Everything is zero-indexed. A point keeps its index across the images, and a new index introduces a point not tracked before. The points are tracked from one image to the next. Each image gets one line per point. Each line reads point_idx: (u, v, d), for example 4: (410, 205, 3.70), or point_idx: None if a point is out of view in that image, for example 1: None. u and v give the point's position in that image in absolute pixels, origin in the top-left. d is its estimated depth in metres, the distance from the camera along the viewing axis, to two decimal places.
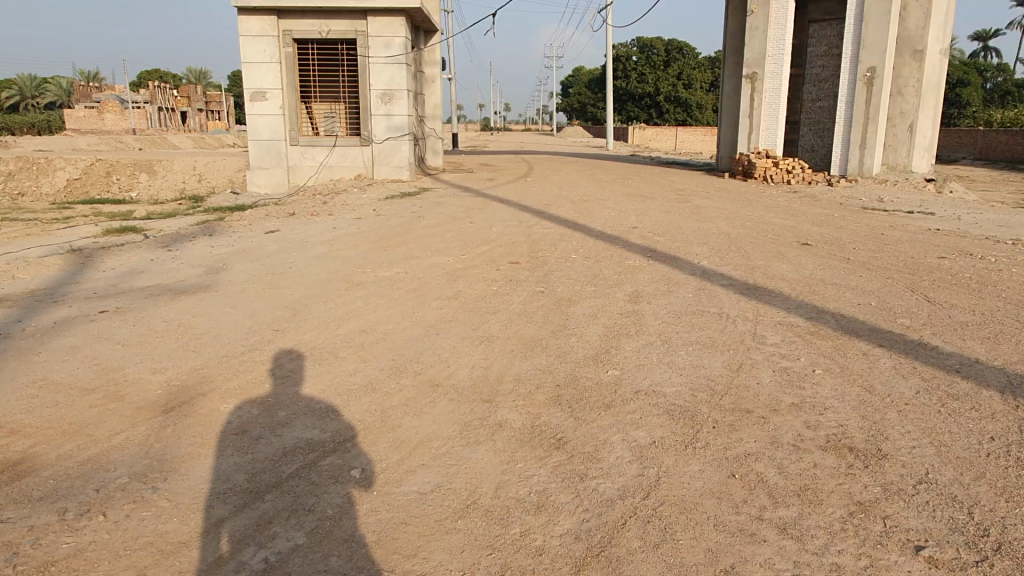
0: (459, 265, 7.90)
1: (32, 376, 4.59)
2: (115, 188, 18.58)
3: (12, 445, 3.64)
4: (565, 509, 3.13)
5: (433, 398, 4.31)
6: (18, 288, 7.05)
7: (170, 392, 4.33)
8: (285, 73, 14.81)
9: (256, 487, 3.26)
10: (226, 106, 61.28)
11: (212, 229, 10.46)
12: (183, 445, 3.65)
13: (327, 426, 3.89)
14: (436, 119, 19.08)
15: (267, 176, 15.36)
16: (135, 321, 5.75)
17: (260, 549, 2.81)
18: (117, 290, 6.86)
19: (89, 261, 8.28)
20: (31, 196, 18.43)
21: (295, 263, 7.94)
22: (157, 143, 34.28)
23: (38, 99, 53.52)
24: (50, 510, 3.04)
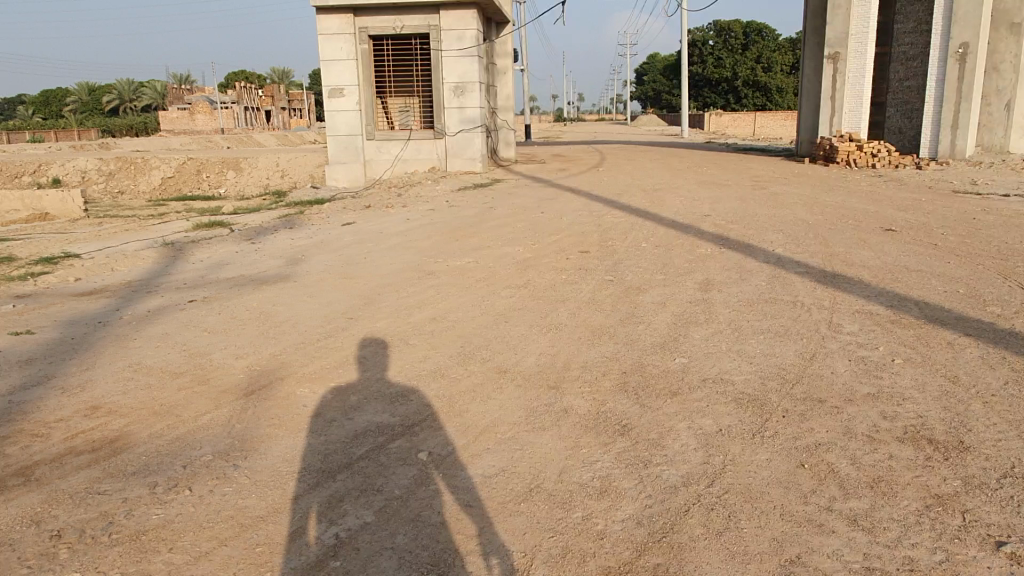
0: (530, 255, 7.94)
1: (128, 360, 4.91)
2: (205, 185, 19.49)
3: (110, 424, 3.92)
4: (628, 495, 3.14)
5: (500, 384, 4.38)
6: (117, 280, 7.52)
7: (252, 376, 4.56)
8: (362, 69, 15.18)
9: (329, 466, 3.40)
10: (308, 104, 63.14)
11: (293, 222, 10.84)
12: (262, 426, 3.83)
13: (397, 410, 4.01)
14: (508, 111, 19.18)
15: (345, 171, 15.83)
16: (220, 310, 6.05)
17: (331, 525, 2.93)
18: (206, 281, 7.24)
19: (180, 255, 8.75)
20: (130, 194, 19.54)
21: (370, 254, 8.17)
22: (244, 141, 35.99)
23: (135, 103, 56.33)
24: (142, 484, 3.26)
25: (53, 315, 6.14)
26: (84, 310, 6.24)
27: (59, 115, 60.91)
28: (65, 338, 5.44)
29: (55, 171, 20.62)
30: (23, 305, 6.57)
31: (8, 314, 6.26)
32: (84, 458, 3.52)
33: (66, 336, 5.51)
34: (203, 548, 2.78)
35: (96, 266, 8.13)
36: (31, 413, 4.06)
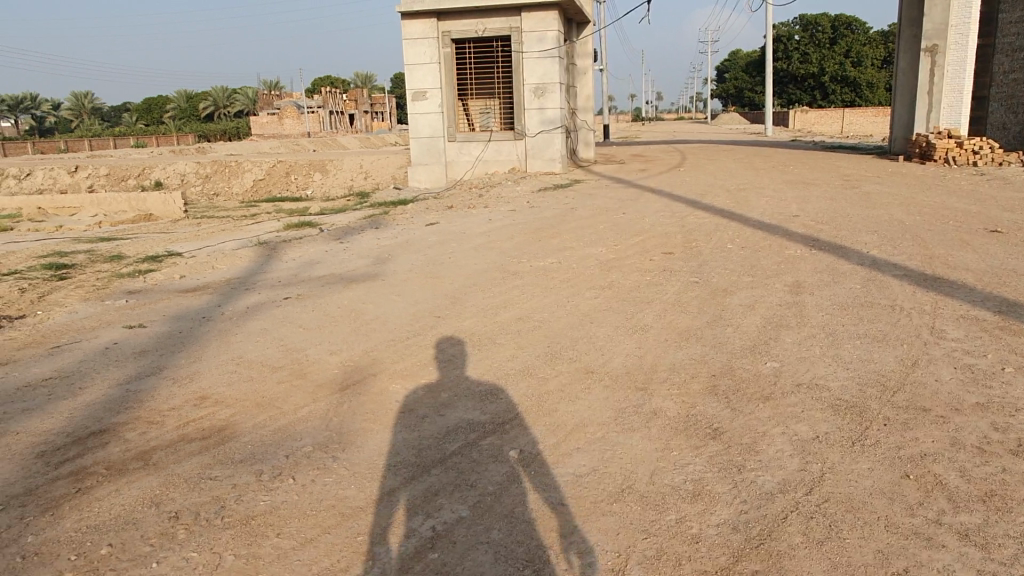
0: (613, 256, 7.92)
1: (231, 354, 5.17)
2: (293, 187, 20.22)
3: (217, 413, 4.14)
4: (722, 499, 3.09)
5: (588, 385, 4.39)
6: (217, 277, 7.92)
7: (346, 371, 4.72)
8: (444, 73, 15.44)
9: (423, 461, 3.49)
10: (390, 106, 64.60)
11: (379, 223, 11.11)
12: (358, 420, 3.97)
13: (487, 408, 4.08)
14: (588, 111, 19.13)
15: (427, 173, 16.17)
16: (313, 307, 6.28)
17: (428, 518, 3.01)
18: (299, 279, 7.52)
19: (273, 254, 9.12)
20: (225, 196, 20.47)
21: (455, 254, 8.31)
22: (329, 145, 37.07)
23: (228, 108, 58.92)
24: (248, 471, 3.43)
25: (162, 310, 6.52)
26: (189, 306, 6.61)
27: (159, 121, 64.42)
28: (174, 332, 5.77)
29: (156, 174, 21.82)
30: (134, 300, 7.00)
31: (121, 309, 6.68)
32: (195, 445, 3.73)
33: (174, 330, 5.84)
34: (308, 535, 2.90)
35: (199, 264, 8.56)
36: (146, 401, 4.33)
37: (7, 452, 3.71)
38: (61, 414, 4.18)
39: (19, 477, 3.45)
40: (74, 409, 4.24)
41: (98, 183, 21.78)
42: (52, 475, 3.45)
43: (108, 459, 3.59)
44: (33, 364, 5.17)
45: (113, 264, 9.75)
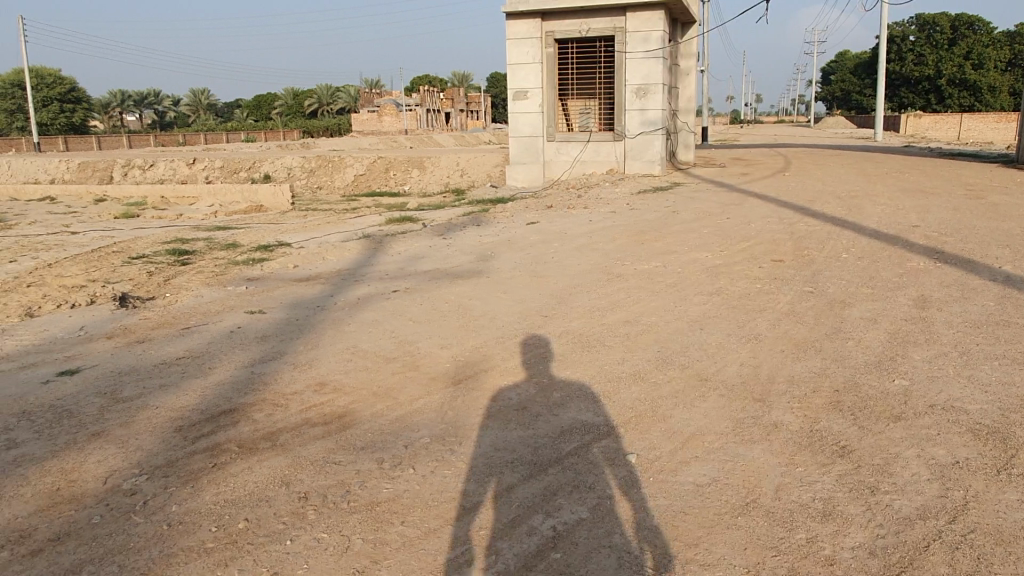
0: (720, 261, 7.71)
1: (347, 342, 5.34)
2: (392, 183, 20.73)
3: (337, 400, 4.28)
4: (855, 522, 2.94)
5: (702, 392, 4.28)
6: (328, 268, 8.20)
7: (458, 366, 4.79)
8: (546, 73, 15.46)
9: (540, 460, 3.49)
10: (485, 105, 65.28)
11: (479, 220, 11.24)
12: (473, 415, 4.01)
13: (601, 410, 4.05)
14: (689, 113, 18.73)
15: (525, 172, 16.26)
16: (421, 301, 6.41)
17: (548, 517, 3.00)
18: (406, 273, 7.70)
19: (379, 247, 9.36)
20: (328, 190, 21.21)
21: (557, 254, 8.30)
22: (427, 142, 37.80)
23: (331, 105, 61.08)
24: (370, 458, 3.53)
25: (279, 298, 6.81)
26: (304, 294, 6.88)
27: (266, 117, 67.40)
28: (292, 319, 6.02)
29: (266, 168, 22.83)
30: (253, 287, 7.34)
31: (242, 294, 7.03)
32: (318, 429, 3.87)
33: (291, 317, 6.09)
34: (430, 525, 2.95)
35: (310, 255, 8.90)
36: (271, 384, 4.55)
37: (149, 426, 4.01)
38: (195, 393, 4.46)
39: (161, 448, 3.72)
40: (206, 388, 4.52)
41: (213, 175, 23.00)
42: (190, 449, 3.69)
43: (239, 438, 3.80)
44: (167, 343, 5.53)
45: (230, 252, 10.26)
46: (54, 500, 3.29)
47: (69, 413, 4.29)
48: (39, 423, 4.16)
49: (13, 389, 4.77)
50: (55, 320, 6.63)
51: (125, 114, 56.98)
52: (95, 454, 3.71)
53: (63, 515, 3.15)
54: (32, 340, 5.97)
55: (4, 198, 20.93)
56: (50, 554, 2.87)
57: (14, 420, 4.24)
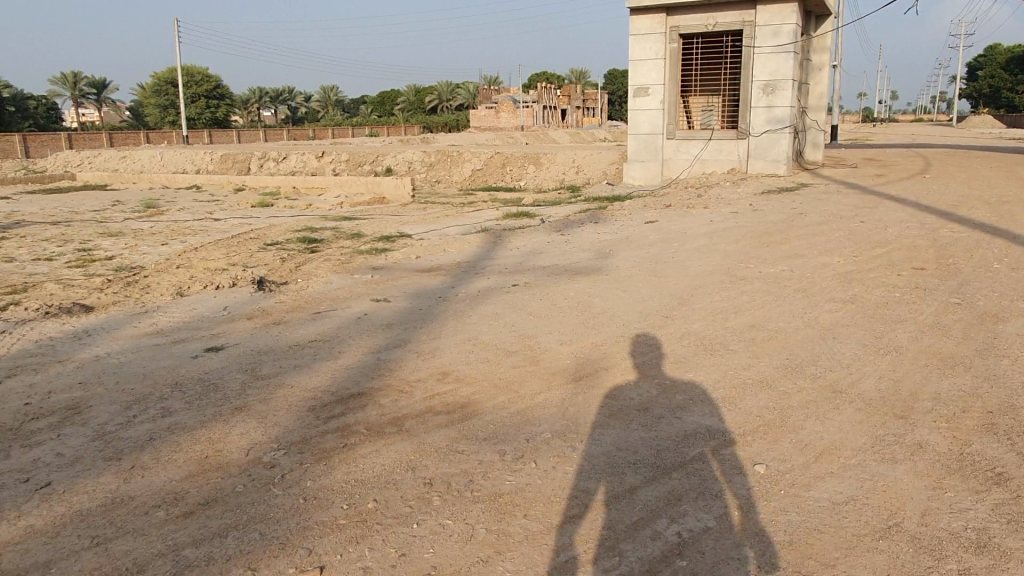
0: (853, 267, 7.29)
1: (468, 334, 5.44)
2: (508, 178, 20.95)
3: (459, 390, 4.36)
4: (1016, 557, 2.69)
5: (836, 404, 4.06)
6: (448, 260, 8.38)
7: (578, 362, 4.77)
8: (669, 69, 15.13)
9: (663, 463, 3.41)
10: (601, 102, 64.86)
11: (596, 217, 11.17)
12: (594, 413, 3.98)
13: (726, 416, 3.91)
14: (820, 111, 17.81)
15: (643, 170, 16.01)
16: (539, 296, 6.43)
17: (672, 523, 2.93)
18: (524, 267, 7.76)
19: (498, 241, 9.48)
20: (446, 184, 21.71)
21: (677, 254, 8.12)
22: (543, 139, 38.00)
23: (450, 102, 62.57)
24: (492, 449, 3.58)
25: (402, 287, 7.03)
26: (427, 284, 7.07)
27: (389, 113, 69.86)
28: (415, 308, 6.21)
29: (388, 161, 23.61)
30: (378, 276, 7.61)
31: (368, 282, 7.31)
32: (442, 418, 3.96)
33: (414, 306, 6.27)
34: (553, 521, 2.95)
35: (431, 246, 9.14)
36: (397, 371, 4.70)
37: (285, 403, 4.26)
38: (327, 375, 4.69)
39: (296, 426, 3.94)
40: (336, 371, 4.75)
41: (339, 167, 24.04)
42: (322, 428, 3.89)
43: (368, 421, 3.96)
44: (301, 326, 5.85)
45: (355, 241, 10.69)
46: (202, 467, 3.55)
47: (215, 386, 4.62)
48: (190, 394, 4.51)
49: (167, 362, 5.18)
50: (202, 300, 7.13)
51: (262, 110, 60.80)
52: (237, 427, 3.98)
53: (211, 482, 3.40)
54: (183, 317, 6.47)
55: (157, 186, 22.80)
56: (200, 517, 3.10)
57: (168, 390, 4.61)
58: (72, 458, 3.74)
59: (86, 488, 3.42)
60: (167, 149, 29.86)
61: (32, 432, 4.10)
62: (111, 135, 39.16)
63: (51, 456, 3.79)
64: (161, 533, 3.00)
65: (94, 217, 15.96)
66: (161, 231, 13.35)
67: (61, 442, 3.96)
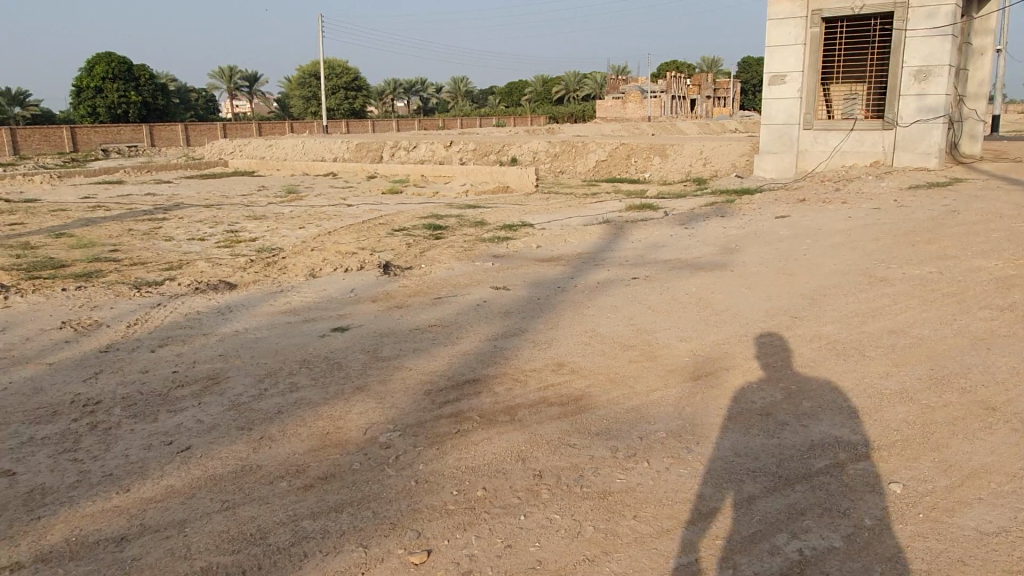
0: (1013, 272, 6.59)
1: (585, 326, 5.37)
2: (633, 169, 20.59)
3: (573, 382, 4.31)
4: None
5: (988, 423, 3.67)
6: (568, 250, 8.33)
7: (698, 360, 4.59)
8: (809, 55, 14.29)
9: (786, 473, 3.22)
10: (734, 91, 62.36)
11: (723, 211, 10.77)
12: (712, 414, 3.82)
13: (858, 428, 3.63)
14: (979, 99, 16.21)
15: (775, 162, 15.25)
16: (660, 291, 6.26)
17: (794, 539, 2.75)
18: (646, 260, 7.58)
19: (620, 233, 9.32)
20: (569, 174, 21.64)
21: (811, 251, 7.66)
22: (670, 130, 37.11)
23: (577, 92, 62.31)
24: (604, 445, 3.50)
25: (521, 276, 7.04)
26: (545, 274, 7.06)
27: (516, 103, 70.56)
28: (533, 297, 6.21)
29: (513, 151, 23.81)
30: (498, 264, 7.67)
31: (489, 270, 7.39)
32: (555, 410, 3.93)
33: (533, 295, 6.27)
34: (665, 525, 2.84)
35: (552, 236, 9.13)
36: (512, 359, 4.72)
37: (403, 386, 4.37)
38: (444, 360, 4.77)
39: (413, 409, 4.03)
40: (453, 356, 4.82)
41: (466, 156, 24.50)
42: (437, 413, 3.96)
43: (482, 408, 3.98)
44: (422, 310, 5.99)
45: (478, 229, 10.85)
46: (323, 443, 3.70)
47: (339, 365, 4.82)
48: (316, 371, 4.73)
49: (298, 340, 5.45)
50: (332, 281, 7.47)
51: (396, 101, 63.15)
52: (357, 406, 4.13)
53: (330, 458, 3.53)
54: (313, 297, 6.81)
55: (298, 173, 24.20)
56: (318, 491, 3.23)
57: (297, 366, 4.85)
58: (210, 425, 4.02)
59: (220, 454, 3.66)
60: (309, 138, 31.59)
61: (177, 399, 4.44)
62: (260, 125, 41.98)
63: (192, 422, 4.08)
64: (283, 503, 3.15)
65: (242, 201, 17.14)
66: (299, 215, 14.13)
67: (202, 409, 4.26)
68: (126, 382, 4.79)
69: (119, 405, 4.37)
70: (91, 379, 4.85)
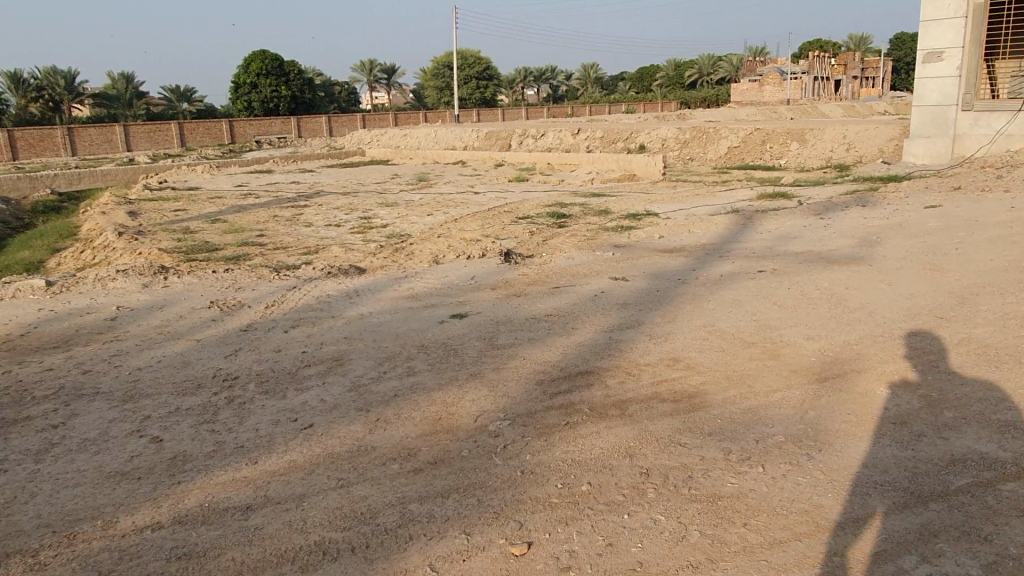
0: None
1: (704, 320, 5.17)
2: (767, 156, 19.63)
3: (688, 378, 4.17)
4: None
5: None
6: (692, 241, 8.07)
7: (826, 361, 4.30)
8: (970, 29, 13.06)
9: (918, 489, 2.95)
10: (884, 70, 57.95)
11: (865, 200, 10.04)
12: (838, 420, 3.57)
13: (1008, 444, 3.27)
14: None
15: (927, 147, 14.04)
16: (788, 285, 5.92)
17: (924, 563, 2.52)
18: (775, 252, 7.21)
19: (748, 223, 8.92)
20: (699, 161, 20.96)
21: (964, 245, 6.99)
22: (811, 113, 35.08)
23: (712, 76, 60.05)
24: (717, 447, 3.35)
25: (641, 267, 6.89)
26: (666, 266, 6.87)
27: (647, 89, 69.05)
28: (652, 289, 6.06)
29: (641, 138, 23.33)
30: (619, 254, 7.54)
31: (608, 260, 7.29)
32: (667, 406, 3.81)
33: (652, 287, 6.12)
34: (778, 536, 2.68)
35: (677, 226, 8.87)
36: (626, 352, 4.62)
37: (515, 375, 4.39)
38: (557, 351, 4.75)
39: (523, 398, 4.04)
40: (567, 347, 4.80)
41: (593, 144, 24.25)
42: (547, 404, 3.95)
43: (592, 401, 3.94)
44: (539, 300, 6.00)
45: (601, 218, 10.72)
46: (436, 428, 3.79)
47: (455, 352, 4.91)
48: (433, 357, 4.85)
49: (419, 325, 5.62)
50: (454, 268, 7.62)
51: (526, 89, 63.59)
52: (469, 393, 4.19)
53: (441, 443, 3.60)
54: (436, 284, 6.98)
55: (429, 162, 24.94)
56: (426, 475, 3.30)
57: (415, 351, 4.99)
58: (332, 405, 4.21)
59: (339, 433, 3.83)
60: (441, 127, 32.41)
61: (304, 378, 4.70)
62: (396, 116, 43.58)
63: (316, 401, 4.30)
64: (392, 485, 3.25)
65: (376, 188, 17.88)
66: (428, 202, 14.55)
67: (326, 389, 4.48)
68: (260, 360, 5.12)
69: (253, 382, 4.69)
70: (231, 356, 5.23)
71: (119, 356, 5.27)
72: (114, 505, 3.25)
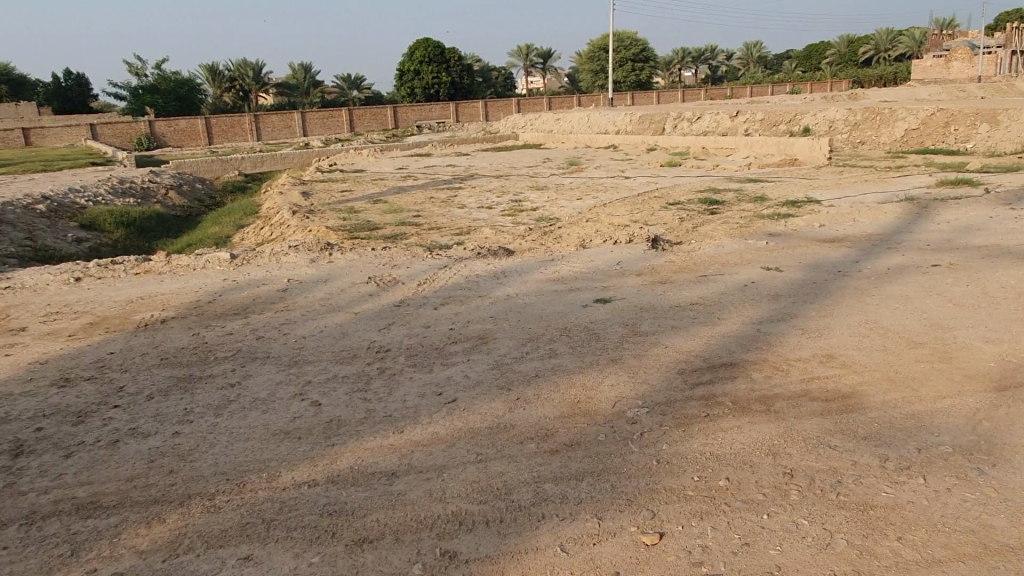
0: None
1: (866, 316, 4.82)
2: (951, 139, 17.81)
3: (843, 377, 3.91)
4: None
5: None
6: (857, 231, 7.51)
7: (1007, 368, 3.87)
8: None
9: None
10: None
11: None
12: (1017, 434, 3.21)
13: None
14: None
15: None
16: (967, 282, 5.37)
17: None
18: (954, 245, 6.56)
19: (923, 213, 8.16)
20: (871, 145, 19.41)
21: None
22: (1008, 91, 31.36)
23: (891, 51, 55.05)
24: (872, 452, 3.13)
25: (797, 257, 6.52)
26: (826, 256, 6.45)
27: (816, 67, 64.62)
28: (808, 281, 5.72)
29: (807, 120, 21.92)
30: (773, 243, 7.18)
31: (761, 249, 6.96)
32: (818, 405, 3.60)
33: (809, 279, 5.77)
34: (937, 554, 2.47)
35: (840, 214, 8.30)
36: (775, 346, 4.41)
37: (656, 363, 4.32)
38: (701, 340, 4.62)
39: (663, 387, 3.97)
40: (712, 337, 4.65)
41: (753, 127, 23.09)
42: (688, 394, 3.86)
43: (736, 394, 3.79)
44: (686, 287, 5.84)
45: (757, 205, 10.23)
46: (573, 411, 3.81)
47: (597, 336, 4.90)
48: (574, 340, 4.87)
49: (562, 308, 5.66)
50: (600, 253, 7.59)
51: (684, 70, 61.62)
52: (609, 378, 4.18)
53: (578, 426, 3.63)
54: (581, 268, 6.99)
55: (581, 146, 24.90)
56: (562, 456, 3.34)
57: (557, 334, 5.03)
58: (475, 382, 4.35)
59: (480, 410, 3.95)
60: (594, 110, 32.19)
61: (450, 354, 4.89)
62: (549, 100, 43.79)
63: (460, 377, 4.46)
64: (528, 463, 3.32)
65: (527, 172, 18.13)
66: (577, 186, 14.55)
67: (470, 365, 4.64)
68: (411, 334, 5.38)
69: (403, 355, 4.94)
70: (384, 329, 5.54)
71: (288, 325, 5.73)
72: (278, 460, 3.56)
